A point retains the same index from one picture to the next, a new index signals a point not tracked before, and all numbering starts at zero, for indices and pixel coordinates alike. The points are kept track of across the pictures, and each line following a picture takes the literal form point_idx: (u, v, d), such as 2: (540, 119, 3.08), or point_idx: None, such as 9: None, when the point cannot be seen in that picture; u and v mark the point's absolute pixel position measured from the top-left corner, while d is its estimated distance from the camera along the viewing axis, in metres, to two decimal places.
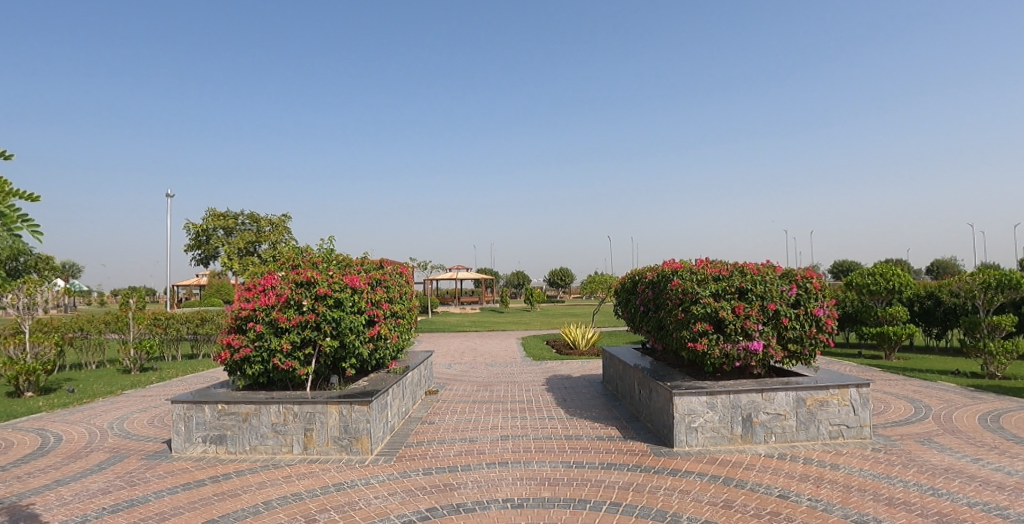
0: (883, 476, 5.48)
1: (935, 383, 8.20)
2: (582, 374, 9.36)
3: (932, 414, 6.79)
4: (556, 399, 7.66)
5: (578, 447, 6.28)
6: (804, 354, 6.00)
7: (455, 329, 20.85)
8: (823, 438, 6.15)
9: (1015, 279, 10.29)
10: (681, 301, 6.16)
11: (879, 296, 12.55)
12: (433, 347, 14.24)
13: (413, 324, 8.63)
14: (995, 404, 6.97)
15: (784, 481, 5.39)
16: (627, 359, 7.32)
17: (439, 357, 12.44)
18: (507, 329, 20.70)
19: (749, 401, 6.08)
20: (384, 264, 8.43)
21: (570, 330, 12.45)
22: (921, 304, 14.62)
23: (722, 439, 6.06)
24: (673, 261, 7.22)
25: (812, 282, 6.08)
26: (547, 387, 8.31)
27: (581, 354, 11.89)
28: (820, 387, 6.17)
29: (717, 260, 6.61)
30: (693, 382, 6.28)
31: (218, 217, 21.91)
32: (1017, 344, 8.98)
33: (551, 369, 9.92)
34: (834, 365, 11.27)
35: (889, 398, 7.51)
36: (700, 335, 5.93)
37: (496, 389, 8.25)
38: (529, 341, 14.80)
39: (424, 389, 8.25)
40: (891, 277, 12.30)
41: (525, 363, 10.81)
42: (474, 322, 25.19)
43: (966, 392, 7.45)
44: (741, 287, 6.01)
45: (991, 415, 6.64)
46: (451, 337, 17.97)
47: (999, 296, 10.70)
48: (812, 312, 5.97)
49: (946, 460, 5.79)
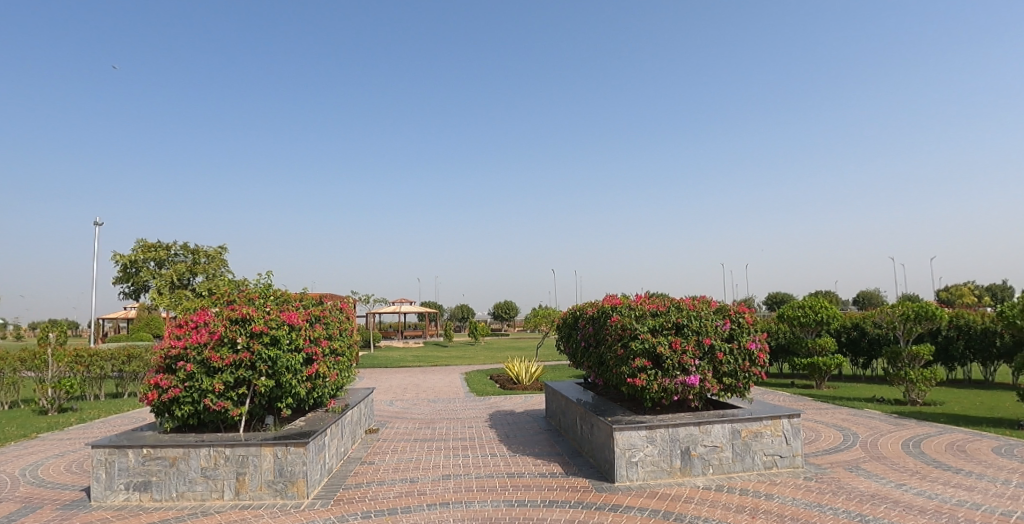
0: (814, 504, 5.84)
1: (861, 412, 8.55)
2: (526, 409, 9.28)
3: (860, 442, 7.05)
4: (499, 436, 7.57)
5: (520, 484, 6.22)
6: (739, 387, 6.13)
7: (398, 364, 20.44)
8: (758, 468, 6.30)
9: (932, 311, 10.83)
10: (620, 337, 6.22)
11: (808, 328, 12.99)
12: (374, 384, 13.91)
13: (353, 361, 8.31)
14: (917, 429, 7.31)
15: (721, 513, 5.68)
16: (570, 394, 7.28)
17: (379, 393, 12.13)
18: (452, 364, 20.45)
19: (687, 435, 6.16)
20: (324, 299, 8.11)
21: (513, 365, 12.40)
22: (848, 334, 15.28)
23: (662, 473, 6.14)
24: (613, 296, 7.27)
25: (745, 317, 6.23)
26: (490, 423, 8.21)
27: (524, 389, 11.85)
28: (753, 419, 6.31)
29: (655, 295, 6.72)
30: (633, 416, 6.34)
31: (149, 248, 20.90)
32: (936, 372, 9.42)
33: (494, 405, 9.83)
34: (768, 396, 11.61)
35: (820, 426, 7.76)
36: (639, 371, 6.00)
37: (438, 426, 8.12)
38: (473, 376, 14.65)
39: (363, 426, 7.96)
40: (820, 309, 12.81)
41: (468, 399, 10.65)
42: (418, 357, 24.83)
43: (890, 419, 7.78)
44: (677, 322, 6.13)
45: (914, 440, 6.96)
46: (391, 372, 17.57)
47: (918, 327, 11.15)
48: (745, 346, 6.12)
49: (872, 486, 6.06)
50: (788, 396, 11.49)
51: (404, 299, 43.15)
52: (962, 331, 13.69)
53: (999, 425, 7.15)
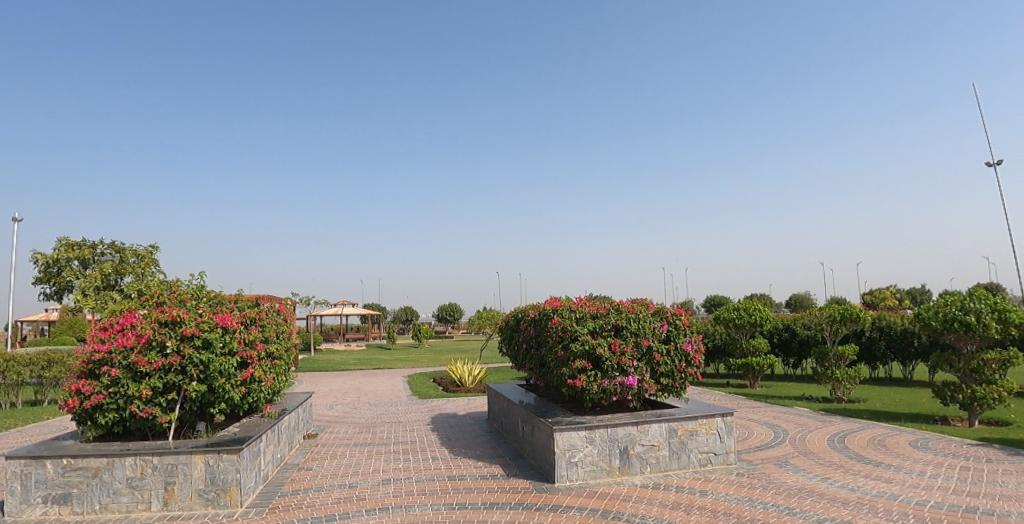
0: (745, 499, 6.08)
1: (790, 409, 8.93)
2: (468, 411, 9.27)
3: (789, 438, 7.35)
4: (440, 438, 7.52)
5: (461, 487, 6.21)
6: (675, 386, 6.30)
7: (340, 367, 20.07)
8: (694, 466, 6.49)
9: (855, 313, 11.31)
10: (561, 339, 6.30)
11: (743, 330, 13.45)
12: (315, 388, 13.58)
13: (292, 364, 8.09)
14: (842, 425, 7.69)
15: (657, 510, 5.83)
16: (512, 395, 7.34)
17: (319, 397, 11.84)
18: (395, 367, 20.23)
19: (625, 434, 6.33)
20: (261, 300, 7.85)
21: (456, 367, 12.39)
22: (780, 335, 15.95)
23: (601, 472, 6.31)
24: (554, 299, 7.36)
25: (681, 319, 6.43)
26: (432, 426, 8.15)
27: (468, 391, 11.85)
28: (689, 418, 6.49)
29: (596, 298, 6.83)
30: (573, 417, 6.47)
31: (72, 247, 19.82)
32: (859, 371, 9.95)
33: (437, 408, 9.78)
34: (705, 395, 11.98)
35: (752, 424, 8.05)
36: (579, 372, 6.08)
37: (379, 430, 8.02)
38: (416, 379, 14.54)
39: (301, 432, 7.77)
40: (753, 311, 13.27)
41: (410, 402, 10.56)
42: (362, 360, 24.42)
43: (817, 415, 8.16)
44: (616, 324, 6.26)
45: (838, 436, 7.32)
46: (333, 376, 17.20)
47: (844, 328, 11.62)
48: (681, 348, 6.31)
49: (800, 480, 6.34)
50: (724, 395, 11.88)
51: (349, 301, 42.48)
52: (883, 332, 14.50)
53: (915, 420, 7.62)
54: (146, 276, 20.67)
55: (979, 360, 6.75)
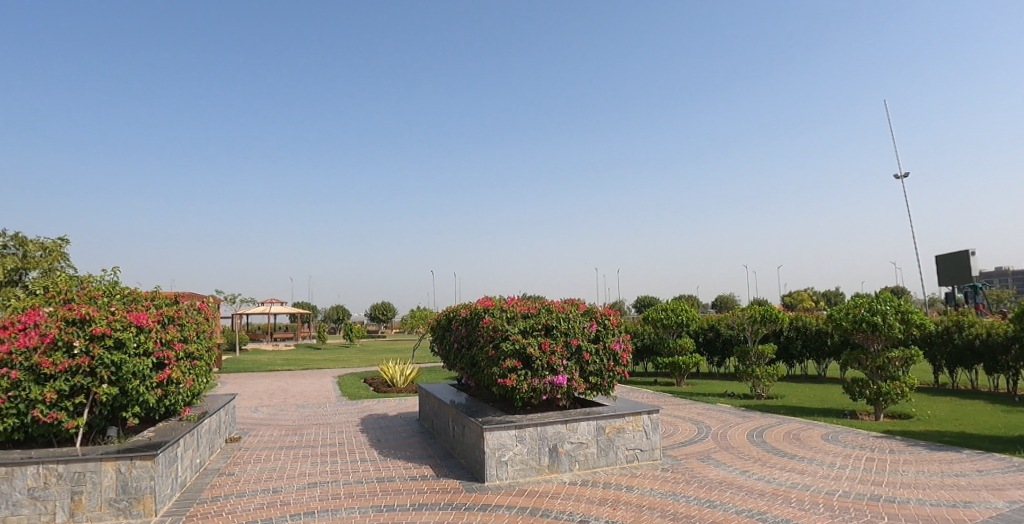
0: (668, 494, 6.33)
1: (713, 406, 9.30)
2: (399, 412, 9.19)
3: (712, 434, 7.66)
4: (370, 440, 7.43)
5: (389, 489, 6.13)
6: (603, 385, 6.59)
7: (267, 368, 19.37)
8: (621, 462, 6.80)
9: (774, 314, 11.90)
10: (492, 338, 6.34)
11: (671, 329, 13.88)
12: (239, 390, 13.06)
13: (213, 365, 7.77)
14: (760, 421, 8.07)
15: (585, 507, 5.96)
16: (443, 396, 7.45)
17: (243, 400, 11.35)
18: (325, 367, 19.73)
19: (555, 432, 6.56)
20: (180, 298, 7.50)
21: (387, 367, 12.20)
22: (705, 335, 16.60)
23: (531, 471, 6.45)
24: (485, 299, 7.45)
25: (610, 319, 6.70)
26: (361, 427, 8.02)
27: (399, 392, 11.75)
28: (617, 415, 6.80)
29: (527, 298, 6.96)
30: (503, 417, 6.63)
31: None
32: (777, 369, 10.47)
33: (367, 409, 9.65)
34: (635, 393, 12.31)
35: (677, 420, 8.33)
36: (509, 372, 6.14)
37: (306, 432, 7.84)
38: (347, 380, 14.27)
39: (223, 435, 7.49)
40: (680, 312, 13.75)
41: (339, 403, 10.37)
42: (291, 360, 23.68)
43: (738, 412, 8.53)
44: (547, 324, 6.39)
45: (757, 431, 7.66)
46: (258, 377, 16.48)
47: (763, 328, 12.13)
48: (610, 347, 6.57)
49: (721, 474, 6.66)
50: (652, 393, 12.22)
51: (275, 299, 41.23)
52: (800, 332, 15.33)
53: (826, 415, 8.10)
54: (50, 271, 19.14)
55: (884, 358, 7.21)
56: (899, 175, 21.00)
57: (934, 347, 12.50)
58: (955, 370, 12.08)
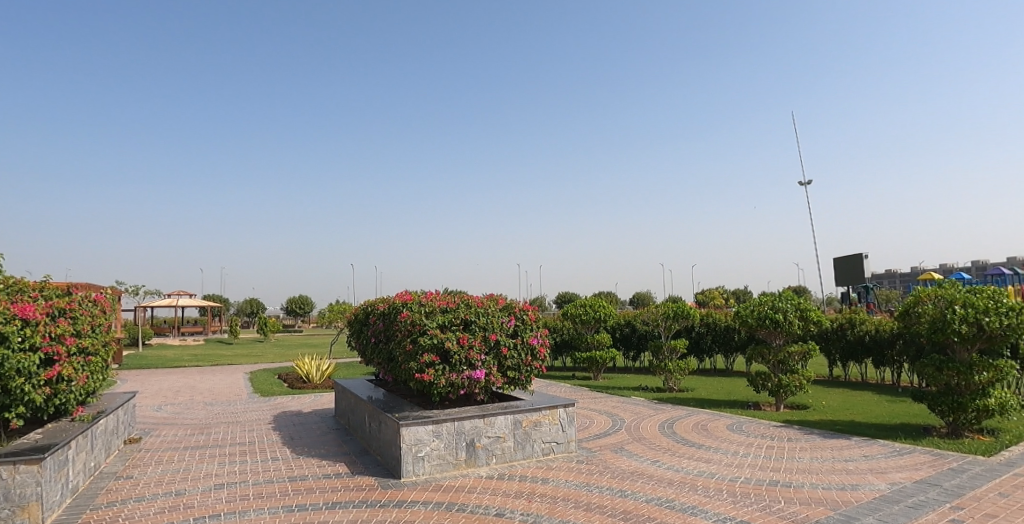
0: (582, 484, 6.56)
1: (626, 399, 9.65)
2: (313, 409, 9.08)
3: (625, 425, 7.97)
4: (283, 438, 7.35)
5: (302, 488, 6.03)
6: (521, 379, 6.94)
7: (171, 365, 18.30)
8: (537, 455, 7.13)
9: (685, 309, 12.42)
10: (411, 333, 6.60)
11: (589, 325, 14.25)
12: (141, 388, 12.31)
13: (109, 361, 7.33)
14: (672, 413, 8.43)
15: (501, 500, 6.09)
16: (360, 391, 7.47)
17: (144, 399, 10.68)
18: (236, 364, 18.87)
19: (472, 427, 6.78)
20: (73, 289, 7.00)
21: (304, 363, 12.19)
22: (621, 331, 17.29)
23: (448, 466, 6.62)
24: (404, 294, 7.71)
25: (527, 315, 7.14)
26: (274, 425, 7.86)
27: (315, 388, 11.55)
28: (533, 410, 7.16)
29: (446, 294, 7.28)
30: (421, 412, 6.79)
31: None
32: (688, 363, 10.97)
33: (280, 405, 9.45)
34: (553, 387, 12.62)
35: (593, 413, 8.60)
36: (428, 367, 6.40)
37: (213, 432, 7.61)
38: (259, 377, 13.81)
39: (120, 437, 7.10)
40: (598, 308, 14.13)
41: (249, 401, 10.07)
42: (199, 356, 22.43)
43: (651, 403, 8.88)
44: (466, 319, 6.75)
45: (668, 422, 8.04)
46: (160, 375, 15.53)
47: (676, 324, 12.59)
48: (528, 342, 6.99)
49: (633, 465, 6.98)
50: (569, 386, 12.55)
51: (184, 293, 38.99)
52: (710, 328, 16.17)
53: (732, 406, 8.57)
54: None
55: (786, 352, 7.72)
56: (801, 182, 22.57)
57: (828, 342, 13.46)
58: (846, 363, 13.10)
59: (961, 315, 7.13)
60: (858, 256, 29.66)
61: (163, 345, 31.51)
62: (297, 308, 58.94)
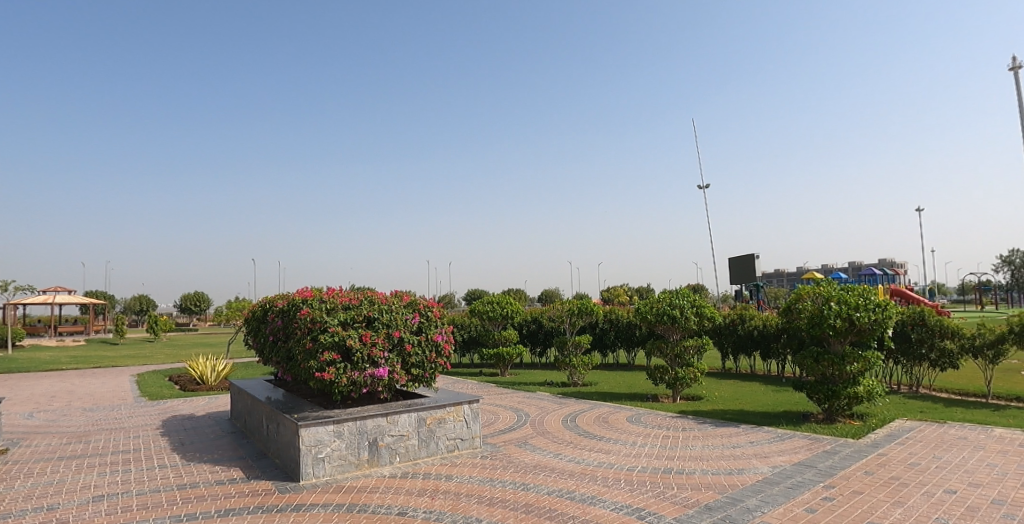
0: (486, 480, 6.74)
1: (532, 394, 10.02)
2: (207, 413, 9.56)
3: (529, 420, 8.44)
4: (173, 445, 7.43)
5: (192, 496, 5.81)
6: (424, 376, 7.98)
7: (42, 369, 16.84)
8: (441, 452, 7.43)
9: (588, 307, 12.66)
10: (313, 332, 7.46)
11: (496, 321, 14.49)
12: (8, 395, 11.34)
13: None
14: (576, 407, 8.81)
15: (403, 498, 6.12)
16: (257, 394, 8.05)
17: (12, 406, 9.89)
18: (120, 366, 17.67)
19: (375, 426, 6.96)
20: None
21: (197, 364, 12.26)
22: (528, 327, 17.84)
23: (349, 466, 6.72)
24: (307, 291, 8.60)
25: (430, 312, 8.28)
26: (163, 431, 8.15)
27: (210, 389, 11.74)
28: (438, 407, 7.48)
29: (348, 292, 8.23)
30: (321, 413, 6.81)
31: None
32: (592, 358, 11.35)
33: (171, 410, 9.70)
34: (459, 384, 12.86)
35: (498, 408, 9.02)
36: (328, 365, 7.28)
37: (93, 440, 7.34)
38: (148, 379, 13.25)
39: None
40: (505, 304, 14.40)
41: (138, 405, 10.06)
42: (76, 358, 20.75)
43: (555, 398, 9.32)
44: (370, 317, 7.77)
45: (570, 416, 8.54)
46: (30, 380, 14.29)
47: (580, 320, 12.87)
48: (430, 339, 8.12)
49: (536, 458, 7.32)
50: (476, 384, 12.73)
51: (63, 289, 37.22)
52: (613, 324, 16.91)
53: (632, 399, 9.11)
54: None
55: (681, 346, 8.26)
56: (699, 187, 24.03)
57: (721, 336, 14.40)
58: (738, 356, 14.06)
59: (835, 311, 7.83)
60: (750, 257, 32.15)
61: (41, 346, 28.86)
62: (195, 308, 56.93)
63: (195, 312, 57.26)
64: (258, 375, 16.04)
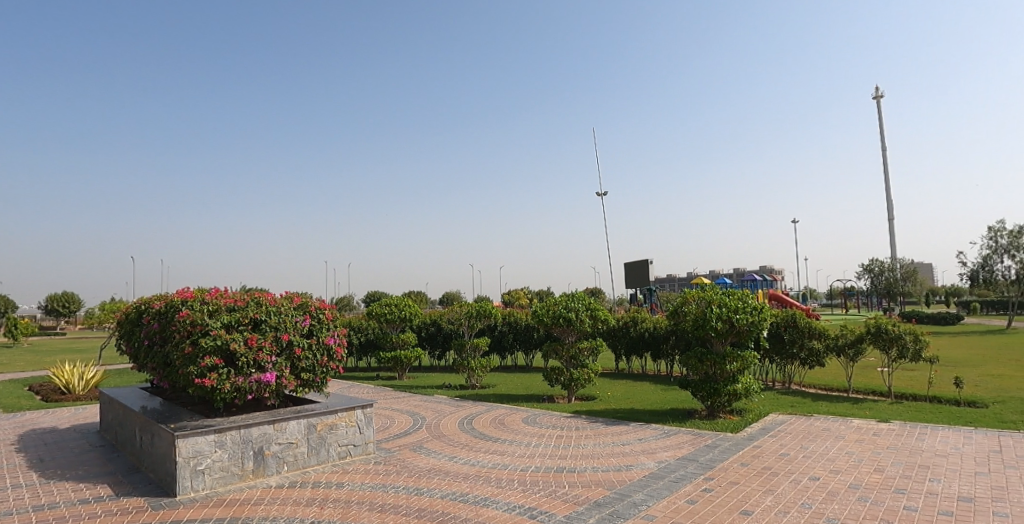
0: (379, 486, 6.58)
1: (430, 397, 10.03)
2: (72, 425, 8.79)
3: (426, 423, 8.49)
4: (29, 462, 6.68)
5: (48, 517, 5.24)
6: (315, 381, 7.85)
7: None
8: (332, 459, 7.20)
9: (485, 308, 12.90)
10: (191, 336, 6.98)
11: (393, 324, 14.29)
12: None
13: None
14: (472, 410, 9.09)
15: (290, 509, 5.83)
16: (131, 403, 7.43)
17: None
18: None
19: (260, 434, 6.61)
20: None
21: (64, 372, 11.18)
22: (427, 330, 17.74)
23: (233, 478, 6.34)
24: (186, 291, 8.04)
25: (322, 314, 8.12)
26: (18, 447, 7.29)
27: (77, 399, 10.79)
28: (329, 412, 7.25)
29: (232, 292, 7.81)
30: (201, 423, 6.38)
31: None
32: (490, 361, 11.59)
33: (30, 423, 8.86)
34: (355, 388, 12.63)
35: (395, 413, 9.02)
36: (209, 371, 6.87)
37: None
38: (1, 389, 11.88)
39: None
40: (403, 307, 14.25)
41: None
42: None
43: (453, 401, 9.48)
44: (256, 319, 7.43)
45: (467, 418, 8.65)
46: None
47: (478, 323, 13.11)
48: (322, 342, 7.98)
49: (431, 462, 7.29)
50: (371, 388, 12.43)
51: None
52: (511, 327, 17.23)
53: (528, 400, 9.39)
54: None
55: (577, 348, 8.56)
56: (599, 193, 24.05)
57: (613, 337, 14.97)
58: (629, 356, 14.68)
59: (717, 313, 8.36)
60: (644, 263, 34.27)
61: None
62: (59, 308, 51.62)
63: (65, 312, 52.03)
64: (133, 383, 14.79)
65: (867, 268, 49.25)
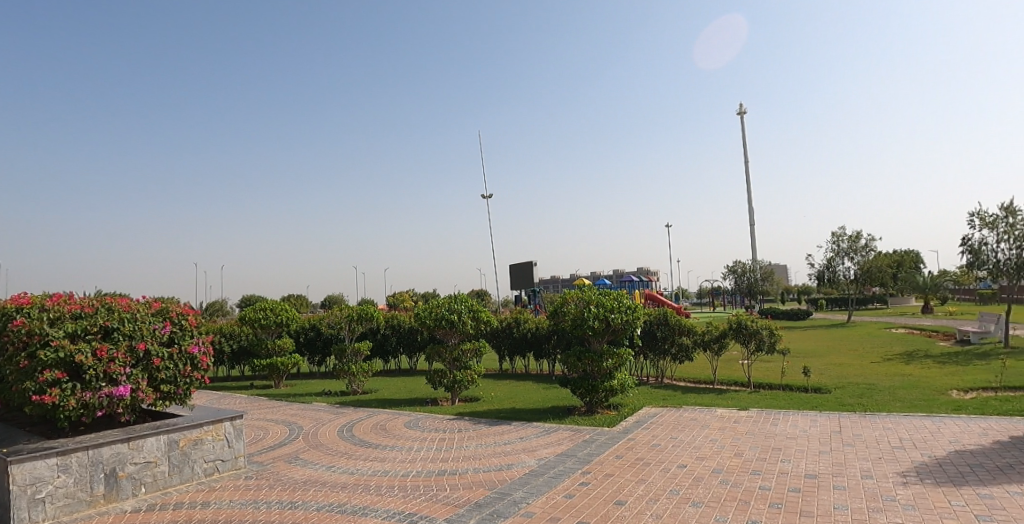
0: (250, 502, 6.21)
1: (308, 405, 9.67)
2: None
3: (303, 433, 8.18)
4: None
5: None
6: (177, 393, 7.26)
7: None
8: (197, 477, 6.70)
9: (367, 312, 12.69)
10: (27, 347, 6.19)
11: (269, 330, 13.58)
12: None
13: None
14: (351, 416, 8.91)
15: None
16: None
17: None
18: None
19: (112, 454, 6.01)
20: None
21: None
22: (306, 335, 17.08)
23: (80, 505, 5.70)
24: (22, 297, 7.12)
25: (185, 320, 7.52)
26: None
27: None
28: (193, 426, 6.75)
29: (78, 298, 7.02)
30: (40, 445, 5.68)
31: None
32: (371, 365, 11.47)
33: None
34: (226, 400, 11.86)
35: (269, 424, 8.57)
36: (50, 386, 6.14)
37: None
38: None
39: None
40: (280, 311, 13.59)
41: None
42: None
43: (333, 408, 9.25)
44: (107, 327, 6.73)
45: (346, 425, 8.44)
46: None
47: (360, 326, 12.88)
48: (185, 351, 7.39)
49: (307, 473, 7.01)
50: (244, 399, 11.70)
51: None
52: (395, 330, 17.06)
53: (411, 405, 9.37)
54: None
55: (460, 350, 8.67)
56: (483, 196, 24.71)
57: (498, 338, 15.27)
58: (513, 357, 15.04)
59: (595, 313, 8.79)
60: (530, 266, 35.32)
61: None
62: None
63: None
64: None
65: (736, 269, 54.16)
